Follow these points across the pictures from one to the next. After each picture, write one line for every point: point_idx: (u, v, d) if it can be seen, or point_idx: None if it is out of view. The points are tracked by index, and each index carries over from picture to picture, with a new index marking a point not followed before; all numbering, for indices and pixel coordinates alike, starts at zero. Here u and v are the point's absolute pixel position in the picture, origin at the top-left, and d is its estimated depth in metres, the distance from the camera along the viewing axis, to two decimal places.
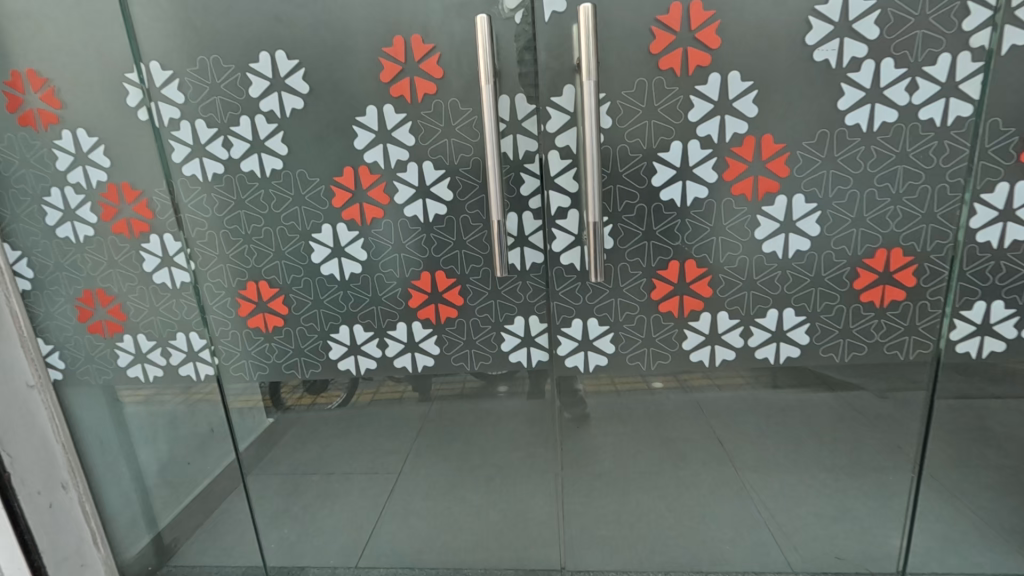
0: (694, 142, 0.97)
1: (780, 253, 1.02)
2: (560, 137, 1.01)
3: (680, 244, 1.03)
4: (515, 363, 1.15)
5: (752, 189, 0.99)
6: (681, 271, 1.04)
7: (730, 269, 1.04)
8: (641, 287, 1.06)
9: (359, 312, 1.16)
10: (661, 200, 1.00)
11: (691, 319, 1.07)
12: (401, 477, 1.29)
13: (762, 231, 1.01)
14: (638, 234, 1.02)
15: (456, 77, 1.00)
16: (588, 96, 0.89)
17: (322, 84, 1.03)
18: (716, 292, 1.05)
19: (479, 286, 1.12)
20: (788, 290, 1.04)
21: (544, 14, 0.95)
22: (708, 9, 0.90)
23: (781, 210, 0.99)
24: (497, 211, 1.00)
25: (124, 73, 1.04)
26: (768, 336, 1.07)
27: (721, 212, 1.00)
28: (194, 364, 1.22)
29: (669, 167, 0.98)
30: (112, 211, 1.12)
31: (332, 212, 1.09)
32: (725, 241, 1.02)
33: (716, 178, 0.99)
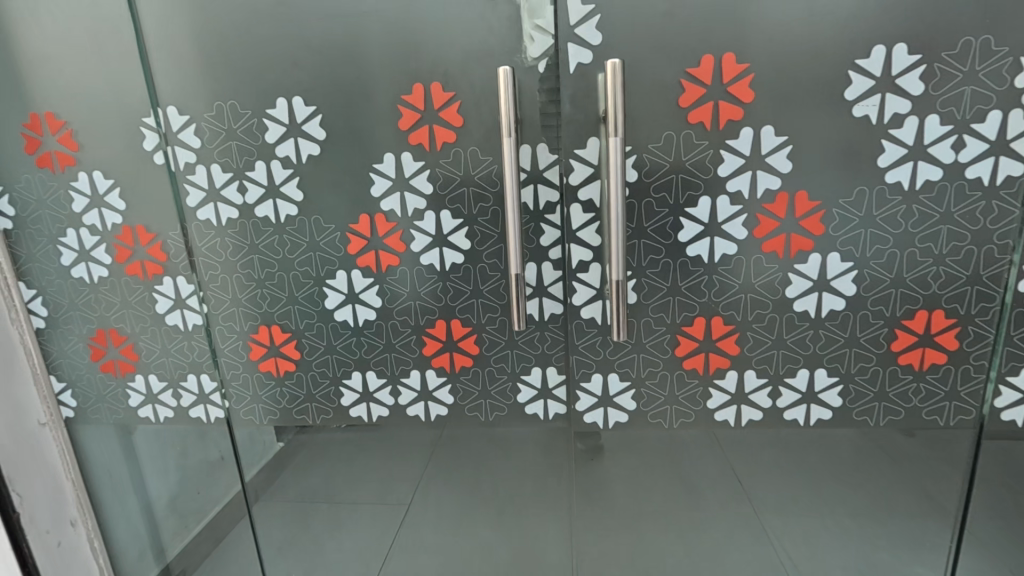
0: (723, 197, 0.93)
1: (813, 311, 0.97)
2: (582, 190, 0.97)
3: (706, 300, 0.98)
4: (531, 415, 1.12)
5: (784, 247, 0.94)
6: (707, 328, 1.00)
7: (759, 328, 0.99)
8: (664, 343, 1.01)
9: (372, 359, 1.13)
10: (687, 256, 0.96)
11: (717, 378, 1.02)
12: (411, 509, 1.22)
13: (793, 289, 0.96)
14: (663, 290, 0.98)
15: (476, 125, 0.98)
16: (614, 153, 0.86)
17: (339, 131, 1.00)
18: (743, 351, 1.00)
19: (495, 336, 1.09)
20: (820, 351, 0.99)
21: (569, 65, 0.92)
22: (741, 62, 0.87)
23: (814, 268, 0.95)
24: (516, 264, 0.96)
25: (141, 118, 1.03)
26: (798, 397, 1.02)
27: (750, 269, 0.96)
28: (205, 407, 1.21)
29: (696, 222, 0.94)
30: (126, 253, 1.11)
31: (347, 259, 1.07)
32: (755, 299, 0.97)
33: (746, 235, 0.94)
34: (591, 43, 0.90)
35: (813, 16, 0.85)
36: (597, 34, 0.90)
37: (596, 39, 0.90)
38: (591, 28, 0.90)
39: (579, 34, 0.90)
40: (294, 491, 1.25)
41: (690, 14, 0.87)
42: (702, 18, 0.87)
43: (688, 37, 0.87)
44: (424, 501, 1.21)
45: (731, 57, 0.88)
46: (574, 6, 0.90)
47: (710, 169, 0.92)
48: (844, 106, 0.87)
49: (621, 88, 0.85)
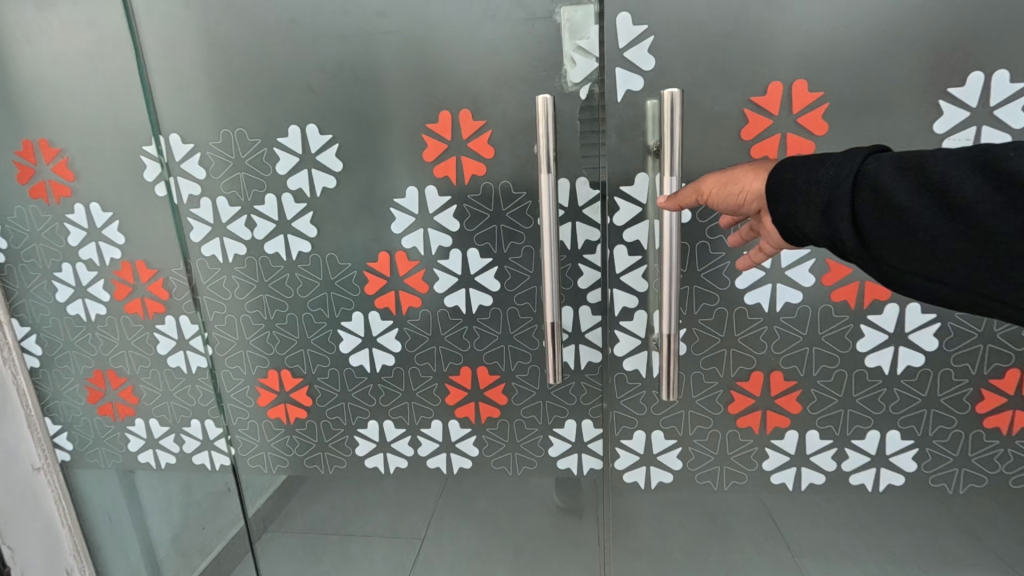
0: None
1: (887, 368, 0.86)
2: (628, 231, 0.87)
3: (765, 353, 0.88)
4: (564, 470, 1.02)
5: (857, 296, 0.83)
6: (765, 383, 0.89)
7: (825, 384, 0.88)
8: (716, 399, 0.91)
9: (390, 407, 1.03)
10: (745, 304, 0.86)
11: (774, 438, 0.92)
12: (427, 549, 1.13)
13: (865, 342, 0.85)
14: (717, 340, 0.88)
15: (509, 157, 0.88)
16: (670, 193, 0.76)
17: (358, 162, 0.91)
18: (806, 409, 0.90)
19: (525, 384, 0.99)
20: (894, 411, 0.88)
21: (616, 92, 0.82)
22: (814, 91, 0.77)
23: (891, 319, 0.84)
24: (553, 312, 0.86)
25: (142, 146, 0.94)
26: (866, 460, 0.91)
27: (816, 320, 0.85)
28: (209, 453, 1.12)
29: (756, 268, 0.84)
30: (126, 290, 1.03)
31: (364, 299, 0.98)
32: (821, 352, 0.86)
33: (813, 282, 0.84)
34: (643, 69, 0.80)
35: (898, 38, 0.75)
36: (650, 58, 0.80)
37: (648, 64, 0.80)
38: (643, 52, 0.80)
39: (628, 58, 0.80)
40: (301, 524, 1.15)
41: (755, 36, 0.77)
42: (769, 40, 0.77)
43: (753, 62, 0.78)
44: (439, 545, 1.13)
45: (803, 84, 0.77)
46: (624, 27, 0.80)
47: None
48: (933, 140, 0.76)
49: (677, 121, 0.75)
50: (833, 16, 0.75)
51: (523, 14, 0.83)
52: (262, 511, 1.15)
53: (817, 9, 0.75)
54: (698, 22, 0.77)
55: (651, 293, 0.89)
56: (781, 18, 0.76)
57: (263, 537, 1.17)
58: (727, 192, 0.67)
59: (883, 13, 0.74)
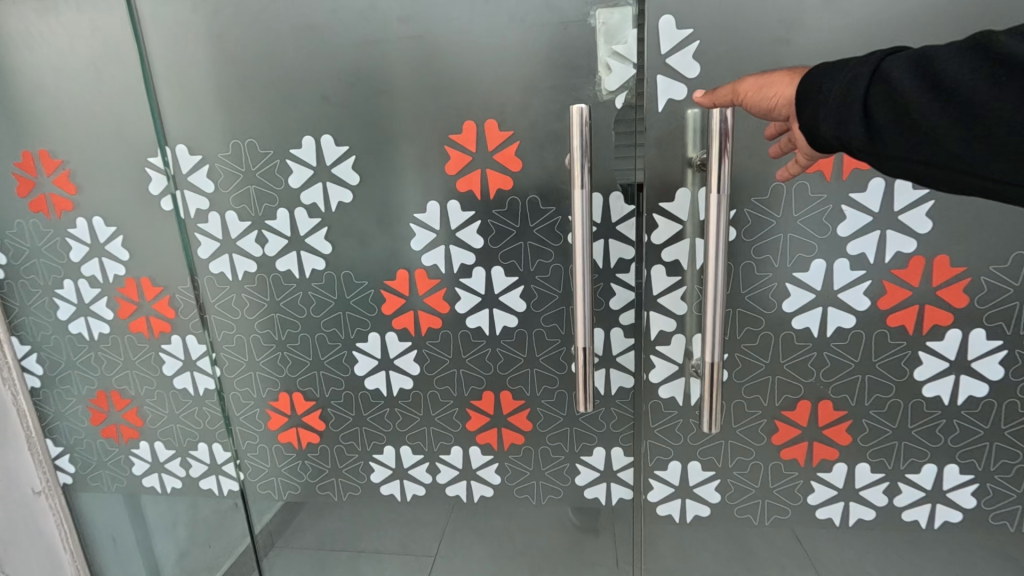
0: (842, 260, 0.76)
1: (946, 398, 0.80)
2: (667, 251, 0.82)
3: (813, 381, 0.81)
4: (592, 499, 0.96)
5: (915, 321, 0.77)
6: (812, 414, 0.83)
7: (877, 414, 0.82)
8: (759, 429, 0.85)
9: (407, 432, 0.98)
10: (792, 328, 0.79)
11: (820, 470, 0.86)
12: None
13: (923, 370, 0.79)
14: (761, 366, 0.82)
15: (537, 170, 0.82)
16: (717, 212, 0.70)
17: (375, 175, 0.86)
18: (856, 440, 0.84)
19: (552, 410, 0.93)
20: (953, 443, 0.82)
21: (657, 101, 0.76)
22: None
23: (952, 346, 0.77)
24: (585, 336, 0.81)
25: (147, 157, 0.89)
26: (921, 495, 0.85)
27: (871, 346, 0.79)
28: (217, 478, 1.06)
29: (806, 289, 0.78)
30: (130, 308, 0.97)
31: (381, 319, 0.92)
32: (874, 380, 0.80)
33: (868, 306, 0.77)
34: (687, 76, 0.75)
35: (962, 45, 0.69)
36: (694, 66, 0.74)
37: (692, 72, 0.75)
38: (687, 59, 0.74)
39: (669, 64, 0.75)
40: (311, 538, 1.09)
41: (806, 43, 0.72)
42: (821, 49, 0.72)
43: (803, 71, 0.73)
44: (451, 562, 1.07)
45: None
46: (667, 31, 0.74)
47: (830, 227, 0.75)
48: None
49: (725, 133, 0.69)
50: (892, 21, 0.70)
51: (555, 18, 0.77)
52: (270, 525, 1.09)
53: (875, 15, 0.70)
54: (744, 29, 0.72)
55: (691, 315, 0.83)
56: (836, 24, 0.71)
57: (271, 552, 1.11)
58: (762, 95, 0.64)
59: (945, 19, 0.69)
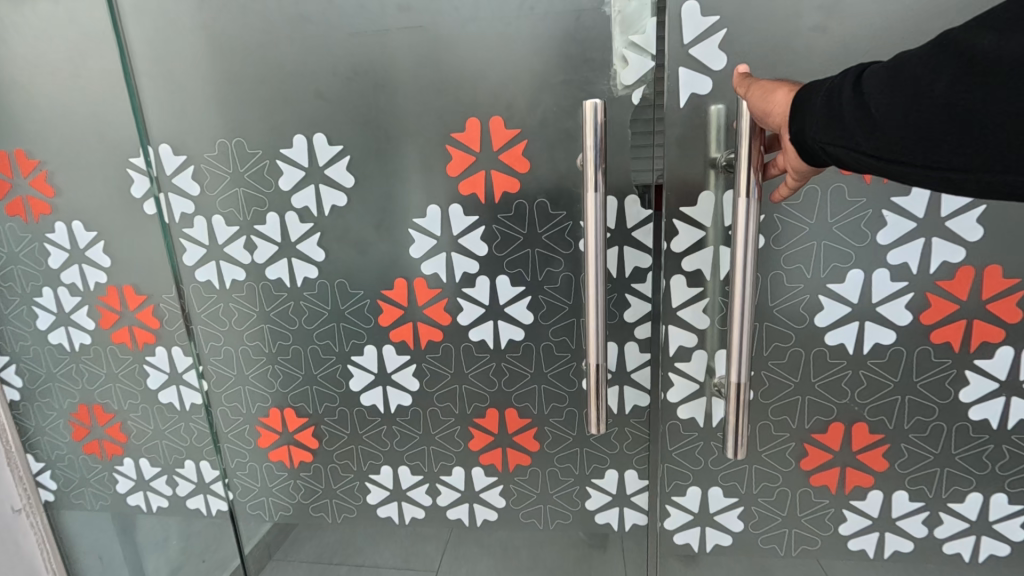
0: (882, 270, 0.70)
1: (995, 422, 0.74)
2: (688, 259, 0.75)
3: (847, 402, 0.75)
4: (603, 524, 0.90)
5: (962, 337, 0.71)
6: (846, 437, 0.77)
7: (917, 438, 0.76)
8: (787, 454, 0.79)
9: (406, 451, 0.91)
10: (826, 344, 0.73)
11: (853, 498, 0.80)
12: None
13: (969, 392, 0.73)
14: (790, 386, 0.76)
15: (547, 172, 0.76)
16: (746, 217, 0.63)
17: (372, 177, 0.80)
18: (892, 466, 0.77)
19: (561, 430, 0.87)
20: (1000, 471, 0.75)
21: (678, 95, 0.70)
22: None
23: (1002, 365, 0.71)
24: (597, 352, 0.74)
25: (129, 158, 0.83)
26: (964, 526, 0.79)
27: (912, 365, 0.73)
28: (204, 497, 1.01)
29: (842, 302, 0.72)
30: (113, 317, 0.92)
31: (377, 332, 0.86)
32: (914, 402, 0.74)
33: (910, 320, 0.71)
34: (712, 69, 0.69)
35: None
36: (720, 58, 0.69)
37: (717, 64, 0.69)
38: (713, 50, 0.69)
39: (692, 58, 0.69)
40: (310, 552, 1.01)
41: (840, 36, 0.67)
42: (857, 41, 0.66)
43: (836, 66, 0.67)
44: None
45: None
46: (691, 18, 0.68)
47: (868, 234, 0.69)
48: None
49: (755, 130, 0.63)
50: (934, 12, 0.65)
51: (567, 7, 0.71)
52: (268, 537, 1.01)
53: (915, 7, 0.65)
54: (773, 20, 0.67)
55: (714, 329, 0.78)
56: (874, 14, 0.65)
57: (267, 567, 1.02)
58: (764, 100, 0.59)
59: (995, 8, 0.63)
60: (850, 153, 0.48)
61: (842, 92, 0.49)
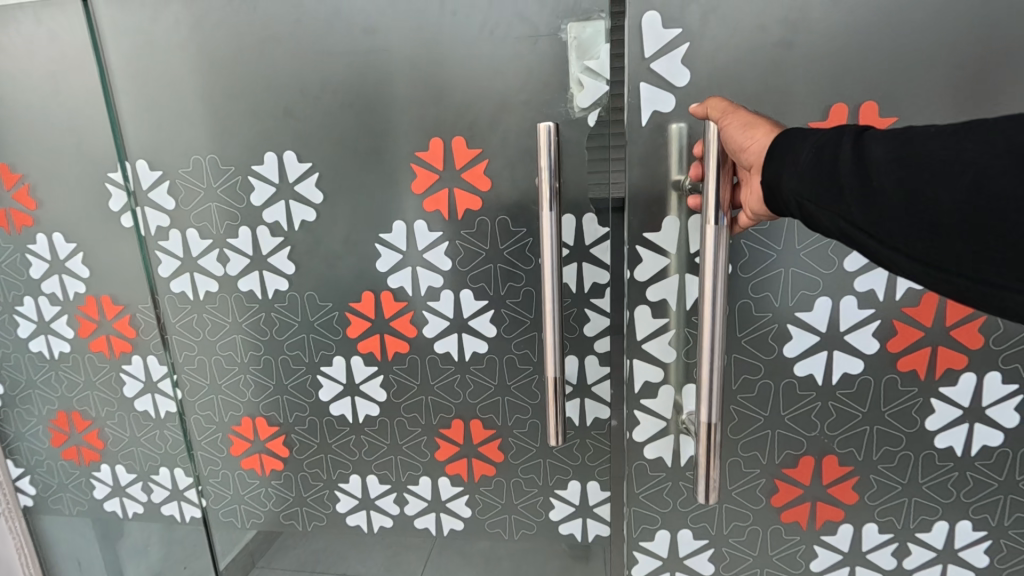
0: (849, 298, 0.71)
1: (959, 449, 0.74)
2: (653, 289, 0.74)
3: (817, 435, 0.77)
4: (566, 535, 0.92)
5: (927, 364, 0.72)
6: (816, 470, 0.78)
7: (885, 469, 0.77)
8: (759, 491, 0.80)
9: (373, 460, 0.93)
10: (795, 375, 0.75)
11: (824, 533, 0.81)
12: None
13: (935, 420, 0.74)
14: (760, 420, 0.77)
15: (507, 190, 0.79)
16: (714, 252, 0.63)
17: (339, 192, 0.82)
18: (862, 498, 0.79)
19: (524, 441, 0.88)
20: (965, 498, 0.76)
21: (641, 115, 0.69)
22: (887, 115, 0.65)
23: (965, 392, 0.72)
24: (554, 365, 0.75)
25: (107, 172, 0.86)
26: (931, 555, 0.80)
27: (881, 395, 0.74)
28: (178, 504, 1.02)
29: (811, 331, 0.73)
30: (91, 326, 0.94)
31: (346, 343, 0.88)
32: (883, 432, 0.75)
33: (878, 348, 0.72)
34: (676, 86, 0.67)
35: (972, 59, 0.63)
36: (685, 74, 0.67)
37: (681, 81, 0.67)
38: (676, 64, 0.67)
39: (654, 74, 0.67)
40: (292, 561, 1.06)
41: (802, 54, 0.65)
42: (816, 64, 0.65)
43: (796, 87, 0.67)
44: None
45: (872, 107, 0.65)
46: (651, 30, 0.66)
47: (833, 262, 0.70)
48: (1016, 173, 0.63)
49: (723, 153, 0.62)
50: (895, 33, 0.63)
51: (526, 31, 0.73)
52: (251, 545, 1.05)
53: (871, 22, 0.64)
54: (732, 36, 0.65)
55: (682, 363, 0.75)
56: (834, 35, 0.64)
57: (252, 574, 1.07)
58: (739, 132, 0.60)
59: (957, 28, 0.62)
60: (830, 213, 0.49)
61: (838, 148, 0.49)
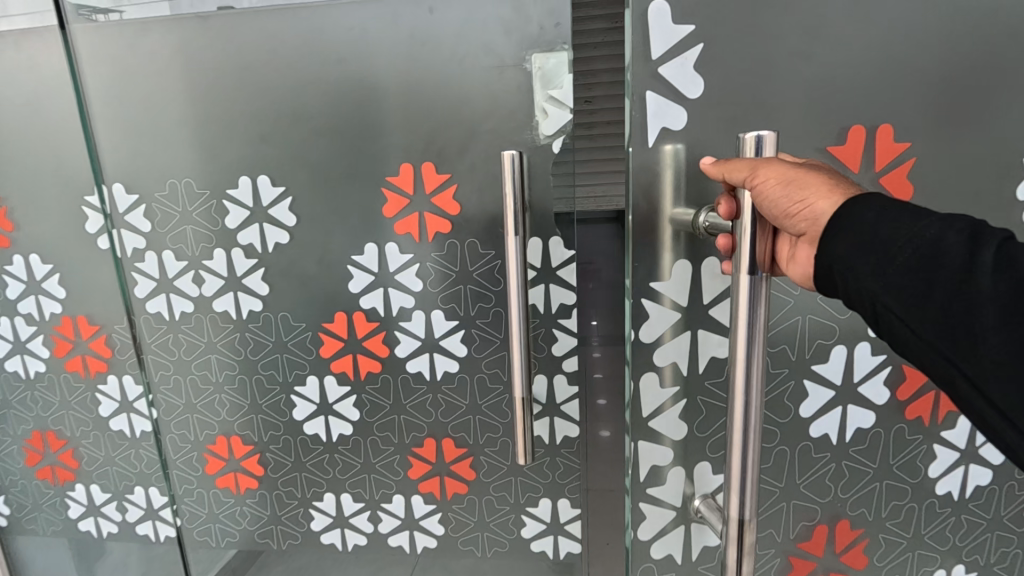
0: (863, 345, 0.65)
1: (955, 493, 0.69)
2: (661, 354, 0.60)
3: (831, 499, 0.69)
4: (538, 552, 0.93)
5: (932, 409, 0.66)
6: (829, 539, 0.71)
7: (893, 526, 0.70)
8: (770, 568, 0.73)
9: (347, 479, 0.94)
10: (810, 437, 0.67)
11: None
12: None
13: (936, 466, 0.68)
14: (776, 492, 0.69)
15: (476, 214, 0.81)
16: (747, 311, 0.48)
17: (312, 216, 0.84)
18: (874, 562, 0.72)
19: (495, 459, 0.90)
20: (960, 542, 0.71)
21: (648, 134, 0.54)
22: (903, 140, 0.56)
23: (962, 433, 0.67)
24: (522, 386, 0.77)
25: (85, 196, 0.88)
26: None
27: (888, 447, 0.68)
28: (154, 523, 1.02)
29: (825, 385, 0.66)
30: (66, 347, 0.95)
31: (320, 363, 0.89)
32: (891, 487, 0.69)
33: (888, 398, 0.66)
34: (687, 98, 0.54)
35: (988, 75, 0.55)
36: (697, 84, 0.54)
37: (693, 91, 0.54)
38: (687, 72, 0.53)
39: (662, 80, 0.53)
40: None
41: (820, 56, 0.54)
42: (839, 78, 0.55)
43: None
44: None
45: (887, 130, 0.56)
46: (659, 24, 0.53)
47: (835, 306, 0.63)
48: (1018, 211, 0.58)
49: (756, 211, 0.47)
50: (928, 42, 0.54)
51: (493, 62, 0.76)
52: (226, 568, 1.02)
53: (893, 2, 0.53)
54: (746, 37, 0.53)
55: (692, 439, 0.63)
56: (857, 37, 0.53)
57: None
58: (782, 195, 0.45)
59: None
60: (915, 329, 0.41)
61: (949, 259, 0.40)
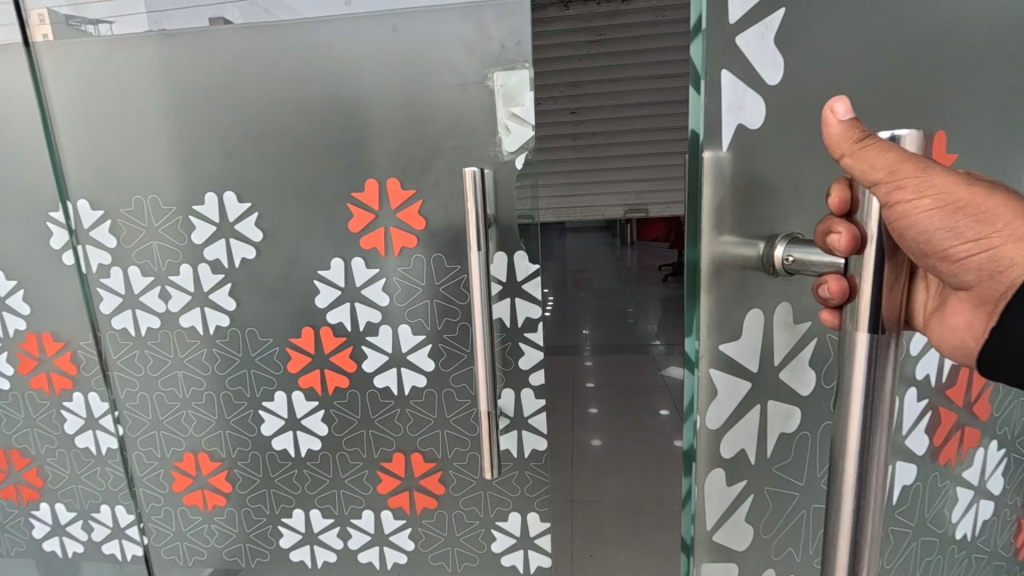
0: (910, 390, 0.60)
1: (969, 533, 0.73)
2: (727, 443, 0.45)
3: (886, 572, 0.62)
4: (509, 566, 0.93)
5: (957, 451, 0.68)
6: None
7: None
8: None
9: (316, 494, 0.94)
10: None
11: None
12: None
13: (957, 509, 0.70)
14: None
15: (441, 229, 0.81)
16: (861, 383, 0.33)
17: (278, 231, 0.84)
18: None
19: (464, 473, 0.90)
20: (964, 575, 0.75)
21: (721, 136, 0.37)
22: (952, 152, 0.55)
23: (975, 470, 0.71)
24: (487, 400, 0.77)
25: (50, 212, 0.87)
26: None
27: (926, 498, 0.66)
28: (120, 542, 1.01)
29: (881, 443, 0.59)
30: (30, 363, 0.94)
31: (287, 378, 0.89)
32: (926, 543, 0.67)
33: (928, 446, 0.64)
34: (765, 86, 0.39)
35: None
36: (777, 66, 0.39)
37: (772, 77, 0.39)
38: (766, 49, 0.38)
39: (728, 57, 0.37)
40: None
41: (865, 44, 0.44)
42: (867, 78, 0.44)
43: None
44: None
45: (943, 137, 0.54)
46: None
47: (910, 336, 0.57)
48: None
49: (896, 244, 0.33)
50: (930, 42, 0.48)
51: (455, 79, 0.77)
52: None
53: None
54: (811, 9, 0.40)
55: (756, 545, 0.49)
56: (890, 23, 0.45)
57: None
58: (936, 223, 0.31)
59: None
60: None
61: None
